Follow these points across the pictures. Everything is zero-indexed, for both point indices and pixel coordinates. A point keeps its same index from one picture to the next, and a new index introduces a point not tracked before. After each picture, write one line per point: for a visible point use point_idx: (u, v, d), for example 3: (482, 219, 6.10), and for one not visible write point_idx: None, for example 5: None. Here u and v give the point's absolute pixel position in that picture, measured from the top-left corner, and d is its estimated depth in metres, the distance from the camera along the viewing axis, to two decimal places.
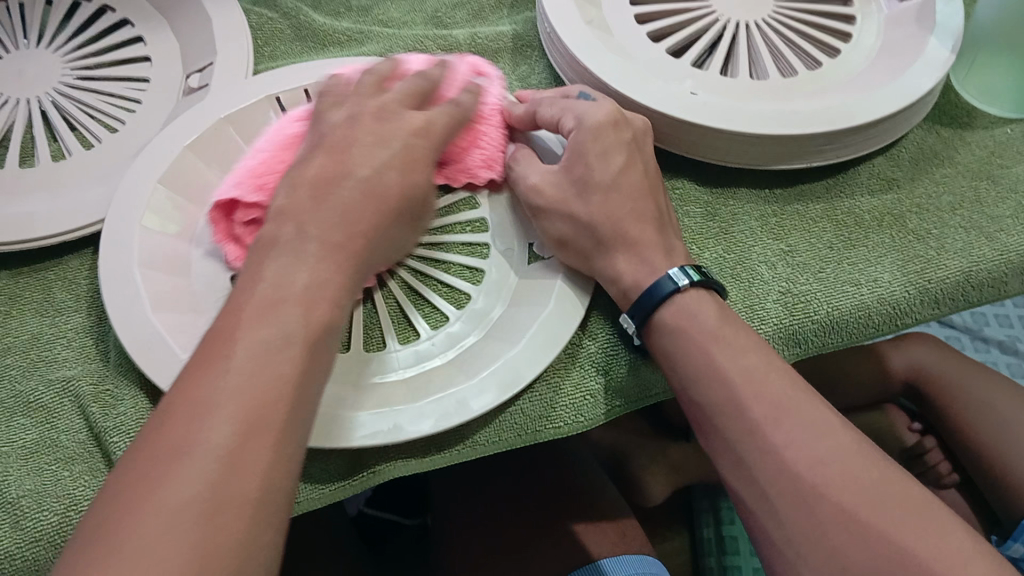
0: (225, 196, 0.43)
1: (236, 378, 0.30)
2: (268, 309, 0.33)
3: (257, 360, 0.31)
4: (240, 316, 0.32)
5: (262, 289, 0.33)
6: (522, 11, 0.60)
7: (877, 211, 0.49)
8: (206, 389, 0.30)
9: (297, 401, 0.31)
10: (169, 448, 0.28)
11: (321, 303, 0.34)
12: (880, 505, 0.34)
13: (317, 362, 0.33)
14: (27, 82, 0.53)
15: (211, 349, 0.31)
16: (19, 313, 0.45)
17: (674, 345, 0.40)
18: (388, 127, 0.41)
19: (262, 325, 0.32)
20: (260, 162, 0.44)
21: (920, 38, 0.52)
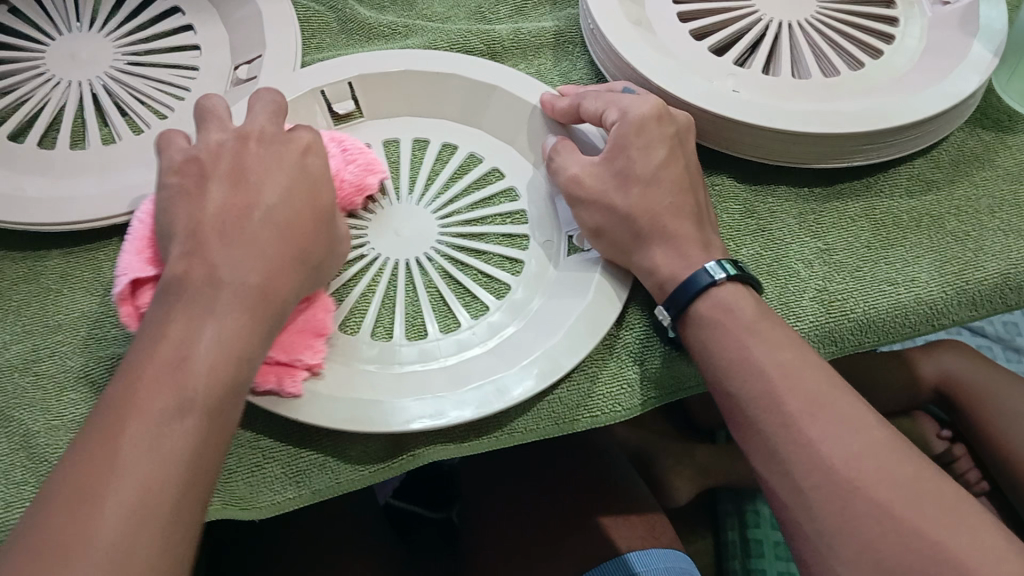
0: (123, 284, 0.39)
1: (133, 455, 0.30)
2: (166, 376, 0.32)
3: (161, 431, 0.31)
4: (138, 387, 0.32)
5: (159, 354, 0.33)
6: (564, 8, 0.60)
7: (916, 211, 0.50)
8: (105, 470, 0.30)
9: (197, 464, 0.32)
10: (65, 532, 0.28)
11: (227, 359, 0.34)
12: (914, 499, 0.34)
13: (221, 423, 0.33)
14: (81, 65, 0.54)
15: (111, 424, 0.31)
16: (69, 292, 0.46)
17: (710, 336, 0.41)
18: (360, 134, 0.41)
19: (168, 393, 0.32)
20: (135, 242, 0.41)
21: (963, 40, 0.53)
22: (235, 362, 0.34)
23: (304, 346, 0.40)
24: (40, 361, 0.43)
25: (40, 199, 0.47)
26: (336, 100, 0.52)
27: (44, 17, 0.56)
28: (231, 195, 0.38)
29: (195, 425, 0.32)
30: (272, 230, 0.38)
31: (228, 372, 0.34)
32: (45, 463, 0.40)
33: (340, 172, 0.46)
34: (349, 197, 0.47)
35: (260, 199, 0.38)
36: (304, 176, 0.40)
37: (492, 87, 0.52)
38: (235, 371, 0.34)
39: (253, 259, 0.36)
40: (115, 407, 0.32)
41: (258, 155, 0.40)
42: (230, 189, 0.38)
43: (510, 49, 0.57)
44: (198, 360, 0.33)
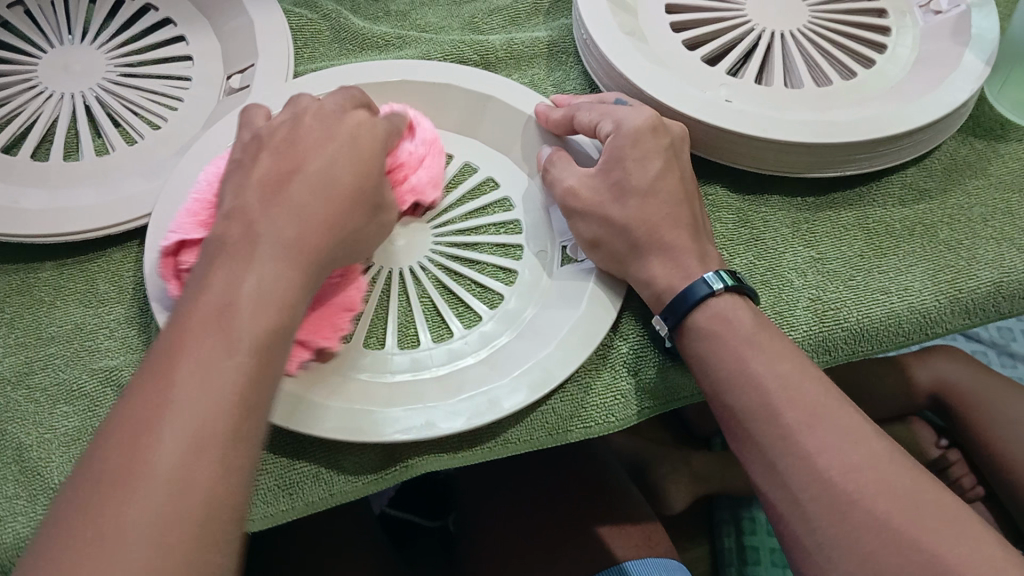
0: (171, 242, 0.40)
1: (188, 390, 0.29)
2: (212, 320, 0.31)
3: (215, 364, 0.30)
4: (182, 331, 0.30)
5: (203, 300, 0.32)
6: (557, 18, 0.60)
7: (909, 220, 0.50)
8: (159, 406, 0.28)
9: (250, 398, 0.30)
10: (119, 467, 0.27)
11: (271, 307, 0.32)
12: (912, 509, 0.34)
13: (269, 368, 0.31)
14: (73, 77, 0.54)
15: (165, 360, 0.30)
16: (63, 303, 0.46)
17: (708, 348, 0.41)
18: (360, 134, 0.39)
19: (215, 334, 0.30)
20: (194, 200, 0.41)
21: (954, 50, 0.53)
22: (280, 307, 0.33)
23: (323, 327, 0.41)
24: (32, 373, 0.43)
25: (31, 211, 0.47)
26: None
27: (35, 29, 0.56)
28: (280, 161, 0.37)
29: (246, 364, 0.30)
30: (313, 195, 0.36)
31: (272, 313, 0.32)
32: (38, 477, 0.40)
33: (414, 165, 0.45)
34: (402, 193, 0.45)
35: (305, 163, 0.37)
36: (356, 146, 0.39)
37: (488, 99, 0.52)
38: (280, 317, 0.32)
39: (294, 223, 0.35)
40: (170, 343, 0.30)
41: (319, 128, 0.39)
42: (279, 156, 0.37)
43: (503, 59, 0.57)
44: (244, 304, 0.32)
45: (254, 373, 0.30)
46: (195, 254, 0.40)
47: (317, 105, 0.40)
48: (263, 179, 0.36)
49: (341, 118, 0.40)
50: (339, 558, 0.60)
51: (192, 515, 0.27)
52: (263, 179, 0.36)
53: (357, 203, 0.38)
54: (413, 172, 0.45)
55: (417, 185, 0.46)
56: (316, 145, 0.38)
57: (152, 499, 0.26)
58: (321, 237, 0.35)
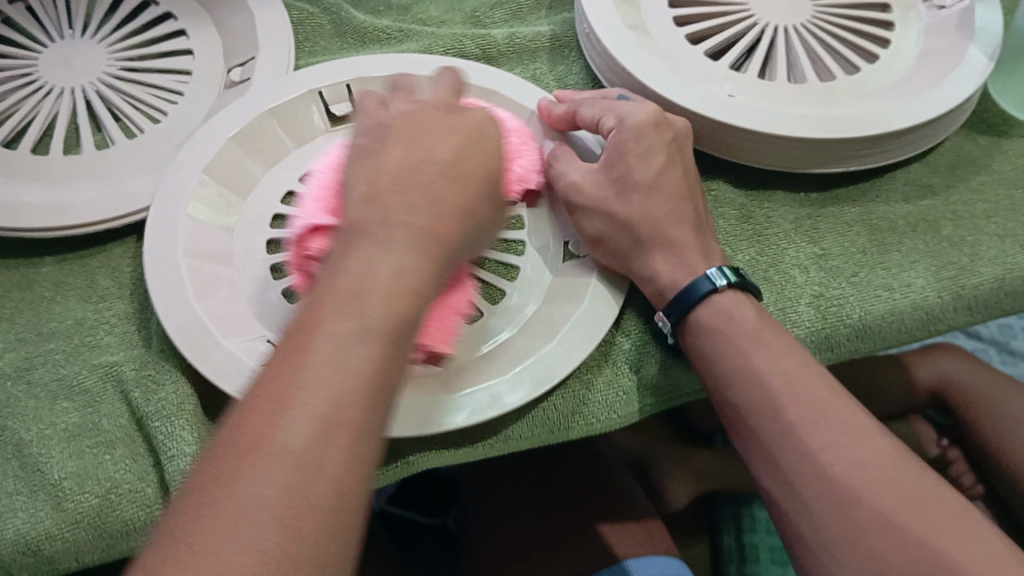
0: (301, 229, 0.40)
1: (318, 373, 0.28)
2: (346, 300, 0.30)
3: (348, 346, 0.29)
4: (321, 307, 0.30)
5: (342, 277, 0.31)
6: (560, 12, 0.60)
7: (912, 216, 0.49)
8: (291, 383, 0.28)
9: (379, 382, 0.30)
10: (248, 438, 0.27)
11: (409, 290, 0.32)
12: (917, 506, 0.34)
13: (399, 352, 0.31)
14: (73, 70, 0.54)
15: (299, 337, 0.29)
16: (63, 299, 0.46)
17: (711, 344, 0.41)
18: (456, 118, 0.39)
19: (352, 315, 0.30)
20: (319, 184, 0.41)
21: (958, 45, 0.53)
22: (413, 293, 0.32)
23: (443, 329, 0.39)
24: (32, 369, 0.43)
25: (31, 205, 0.47)
26: (334, 101, 0.52)
27: (34, 25, 0.55)
28: (404, 146, 0.36)
29: (376, 349, 0.30)
30: (439, 181, 0.36)
31: (407, 297, 0.31)
32: (38, 473, 0.39)
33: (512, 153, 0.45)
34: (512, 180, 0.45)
35: (428, 150, 0.37)
36: (473, 137, 0.39)
37: (492, 93, 0.52)
38: (413, 306, 0.32)
39: (424, 208, 0.34)
40: (309, 320, 0.30)
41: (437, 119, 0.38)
42: (401, 142, 0.37)
43: (505, 53, 0.57)
44: (381, 285, 0.31)
45: (382, 358, 0.30)
46: (323, 241, 0.39)
47: (438, 99, 0.40)
48: (391, 163, 0.36)
49: (459, 111, 0.40)
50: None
51: (314, 496, 0.26)
52: (388, 163, 0.36)
53: (480, 192, 0.37)
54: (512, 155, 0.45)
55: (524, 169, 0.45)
56: (442, 134, 0.38)
57: (280, 476, 0.26)
58: (450, 223, 0.35)
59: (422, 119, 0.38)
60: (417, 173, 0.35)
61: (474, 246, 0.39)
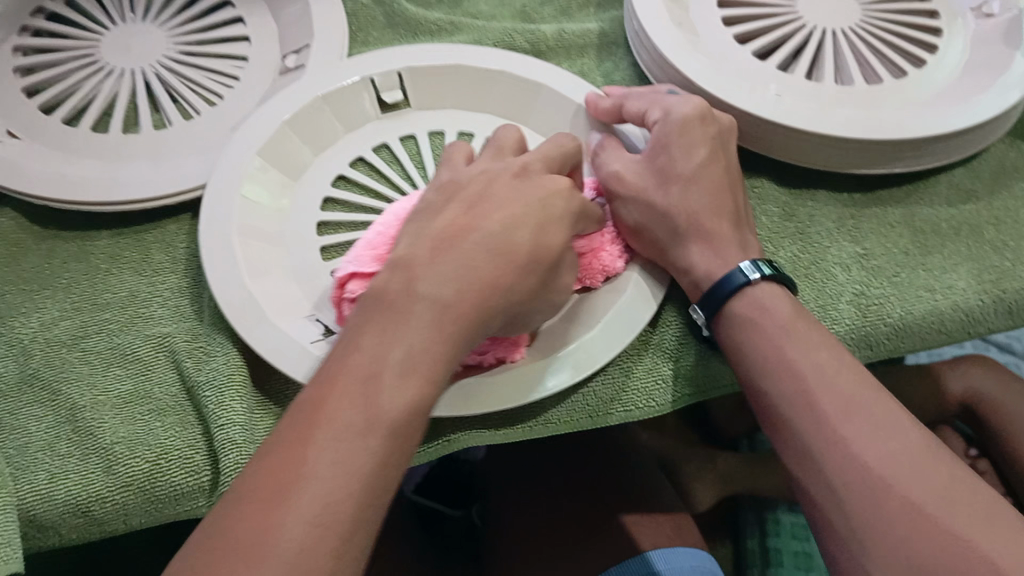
0: (344, 273, 0.41)
1: (320, 470, 0.30)
2: (356, 390, 0.32)
3: (348, 439, 0.31)
4: (332, 393, 0.32)
5: (354, 363, 0.33)
6: (608, 10, 0.61)
7: (955, 220, 0.49)
8: (293, 478, 0.30)
9: (380, 480, 0.31)
10: (247, 533, 0.29)
11: (421, 377, 0.33)
12: (948, 500, 0.34)
13: (406, 444, 0.32)
14: (134, 51, 0.55)
15: (304, 423, 0.31)
16: (118, 271, 0.47)
17: (746, 335, 0.41)
18: (527, 185, 0.40)
19: (358, 406, 0.31)
20: (379, 235, 0.42)
21: (1006, 53, 0.53)
22: (422, 378, 0.33)
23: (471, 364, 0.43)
24: (88, 337, 0.44)
25: (93, 179, 0.49)
26: (385, 88, 0.53)
27: (97, 7, 0.57)
28: (461, 215, 0.38)
29: (378, 443, 0.31)
30: (482, 256, 0.36)
31: (415, 388, 0.33)
32: (90, 437, 0.41)
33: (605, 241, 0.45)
34: (592, 268, 0.45)
35: (482, 224, 0.38)
36: (534, 211, 0.39)
37: (540, 86, 0.53)
38: (421, 393, 0.33)
39: (455, 282, 0.35)
40: (318, 403, 0.32)
41: (513, 187, 0.39)
42: (462, 211, 0.38)
43: (554, 48, 0.58)
44: (389, 372, 0.33)
45: (386, 452, 0.31)
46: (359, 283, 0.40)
47: (522, 164, 0.41)
48: (442, 229, 0.38)
49: (534, 181, 0.40)
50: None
51: None
52: (440, 230, 0.37)
53: (529, 268, 0.38)
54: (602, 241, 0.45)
55: (607, 263, 0.45)
56: (503, 206, 0.38)
57: None
58: (490, 294, 0.36)
59: (497, 191, 0.39)
60: (462, 246, 0.37)
61: (521, 321, 0.40)
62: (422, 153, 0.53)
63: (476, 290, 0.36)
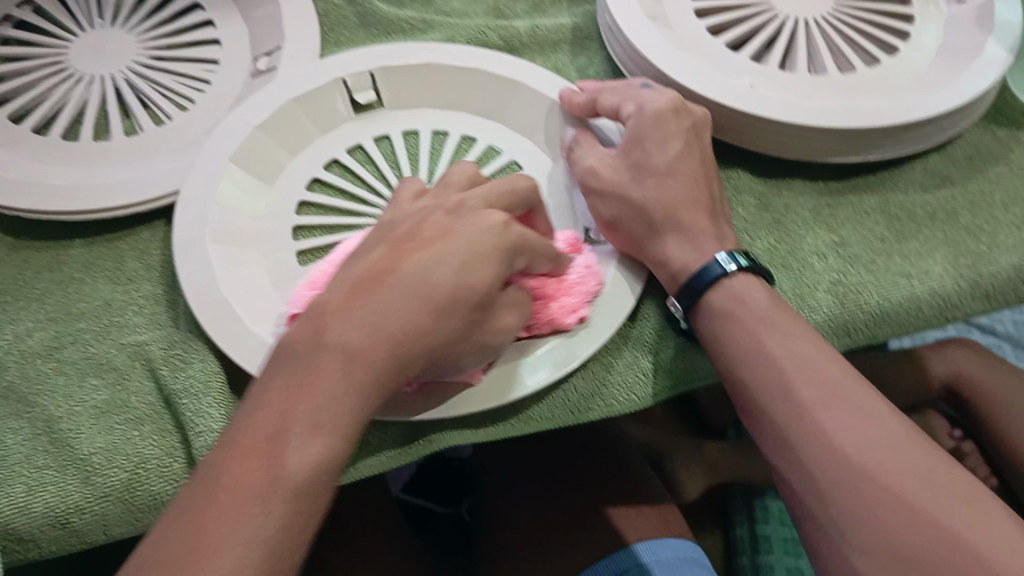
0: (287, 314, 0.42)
1: (220, 536, 0.30)
2: (260, 450, 0.32)
3: (248, 503, 0.31)
4: (238, 453, 0.32)
5: (262, 421, 0.33)
6: (581, 4, 0.61)
7: (930, 205, 0.50)
8: (192, 545, 0.30)
9: (283, 542, 0.31)
10: None
11: (326, 433, 0.33)
12: (928, 486, 0.34)
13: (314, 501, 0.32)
14: (103, 58, 0.55)
15: (210, 486, 0.31)
16: (92, 280, 0.47)
17: (724, 326, 0.41)
18: (462, 222, 0.38)
19: (260, 468, 0.32)
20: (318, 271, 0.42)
21: (978, 38, 0.53)
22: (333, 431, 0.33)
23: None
24: (63, 347, 0.44)
25: (65, 188, 0.48)
26: (358, 89, 0.53)
27: (65, 13, 0.57)
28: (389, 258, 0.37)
29: (279, 508, 0.31)
30: (403, 303, 0.35)
31: (321, 444, 0.33)
32: (67, 448, 0.40)
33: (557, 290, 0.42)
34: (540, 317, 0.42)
35: (402, 269, 0.36)
36: (463, 249, 0.37)
37: (515, 83, 0.53)
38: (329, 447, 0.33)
39: (368, 332, 0.34)
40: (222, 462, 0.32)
41: (444, 224, 0.38)
42: (391, 253, 0.37)
43: (527, 44, 0.57)
44: (296, 428, 0.32)
45: (289, 514, 0.31)
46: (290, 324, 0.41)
47: (459, 201, 0.39)
48: (371, 269, 0.36)
49: (467, 218, 0.38)
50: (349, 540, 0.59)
51: None
52: (361, 273, 0.36)
53: (452, 311, 0.36)
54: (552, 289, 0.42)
55: (554, 312, 0.42)
56: (427, 246, 0.37)
57: None
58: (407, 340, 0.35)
59: (427, 229, 0.38)
60: (382, 291, 0.35)
61: (450, 363, 0.38)
62: (398, 154, 0.53)
63: (400, 333, 0.35)
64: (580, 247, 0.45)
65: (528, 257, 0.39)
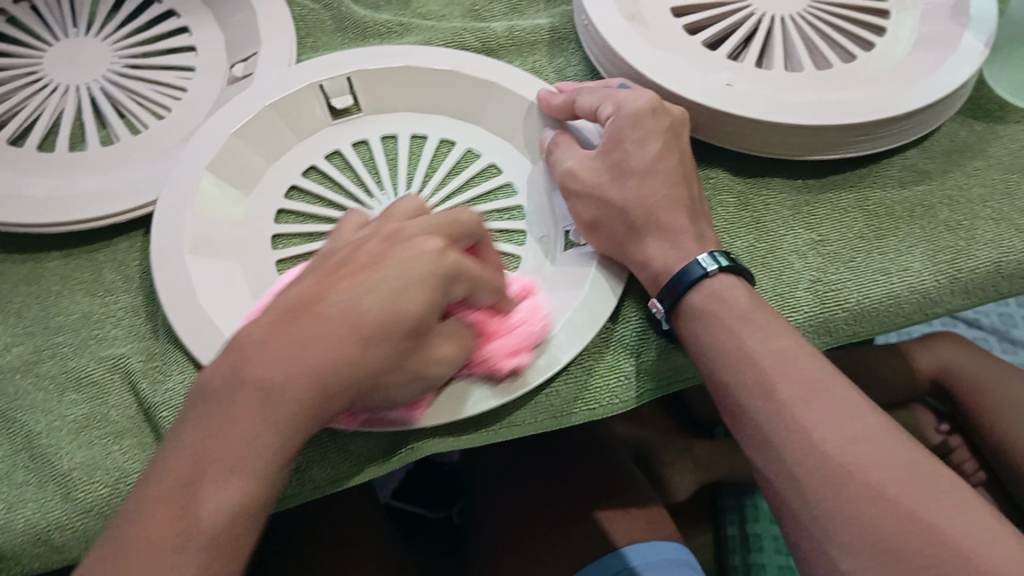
0: None
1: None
2: (174, 497, 0.32)
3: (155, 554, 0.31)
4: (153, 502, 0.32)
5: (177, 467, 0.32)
6: (558, 5, 0.61)
7: (909, 202, 0.50)
8: None
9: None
10: None
11: (244, 472, 0.32)
12: (910, 482, 0.35)
13: (233, 547, 0.32)
14: (77, 67, 0.55)
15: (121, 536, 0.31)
16: (70, 293, 0.46)
17: (705, 327, 0.41)
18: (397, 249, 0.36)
19: (170, 518, 0.31)
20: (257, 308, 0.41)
21: (953, 31, 0.53)
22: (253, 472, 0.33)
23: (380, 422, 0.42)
24: (41, 362, 0.44)
25: (43, 200, 0.48)
26: (335, 94, 0.53)
27: (39, 22, 0.56)
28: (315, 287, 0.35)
29: (194, 557, 0.31)
30: (329, 336, 0.34)
31: (236, 486, 0.32)
32: (47, 464, 0.40)
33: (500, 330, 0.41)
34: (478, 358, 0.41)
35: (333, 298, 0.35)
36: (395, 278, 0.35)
37: (492, 85, 0.52)
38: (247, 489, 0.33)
39: (289, 367, 0.33)
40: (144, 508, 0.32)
41: (379, 250, 0.36)
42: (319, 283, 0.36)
43: (505, 46, 0.57)
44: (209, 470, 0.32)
45: (204, 561, 0.31)
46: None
47: (396, 229, 0.38)
48: (296, 300, 0.35)
49: (401, 245, 0.36)
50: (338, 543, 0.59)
51: None
52: (286, 305, 0.35)
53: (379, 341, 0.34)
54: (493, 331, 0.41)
55: (491, 353, 0.41)
56: (358, 276, 0.35)
57: None
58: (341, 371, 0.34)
59: (360, 257, 0.36)
60: (305, 323, 0.34)
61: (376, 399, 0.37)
62: (376, 159, 0.53)
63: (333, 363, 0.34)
64: (530, 291, 0.44)
65: (469, 285, 0.38)
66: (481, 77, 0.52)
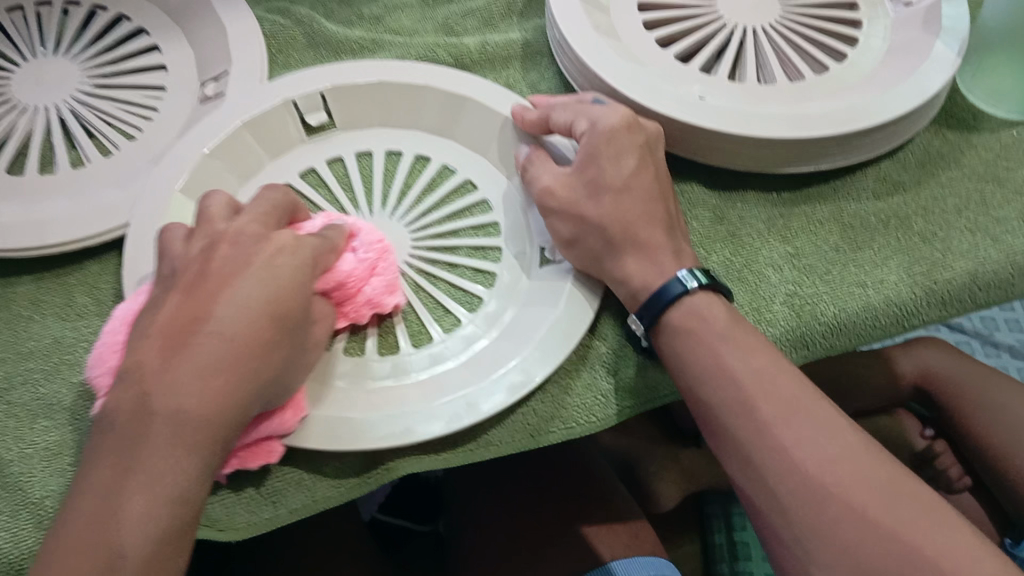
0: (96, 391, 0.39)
1: None
2: None
3: None
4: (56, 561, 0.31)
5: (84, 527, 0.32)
6: (531, 18, 0.60)
7: (883, 213, 0.50)
8: None
9: None
10: None
11: None
12: (888, 503, 0.35)
13: None
14: (45, 90, 0.54)
15: None
16: (41, 317, 0.46)
17: (684, 346, 0.41)
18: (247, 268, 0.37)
19: None
20: (103, 346, 0.39)
21: (925, 41, 0.53)
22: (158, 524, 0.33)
23: (258, 453, 0.39)
24: (12, 388, 0.43)
25: (11, 225, 0.47)
26: (308, 111, 0.52)
27: (6, 42, 0.56)
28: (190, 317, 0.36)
29: None
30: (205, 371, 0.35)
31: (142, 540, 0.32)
32: (20, 493, 0.40)
33: (367, 276, 0.43)
34: (358, 304, 0.43)
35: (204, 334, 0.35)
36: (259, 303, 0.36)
37: (465, 100, 0.52)
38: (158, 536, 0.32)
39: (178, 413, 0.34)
40: None
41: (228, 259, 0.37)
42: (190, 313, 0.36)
43: (478, 61, 0.57)
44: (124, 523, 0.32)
45: None
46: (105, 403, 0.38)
47: (235, 231, 0.39)
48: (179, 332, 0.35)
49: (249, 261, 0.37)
50: (318, 557, 0.58)
51: None
52: (161, 328, 0.36)
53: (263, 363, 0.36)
54: (364, 280, 0.43)
55: (365, 299, 0.43)
56: (225, 286, 0.36)
57: None
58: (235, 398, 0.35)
59: (217, 274, 0.37)
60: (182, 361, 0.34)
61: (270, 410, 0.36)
62: (350, 175, 0.52)
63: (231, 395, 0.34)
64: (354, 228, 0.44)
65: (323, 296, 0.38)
66: (455, 93, 0.52)
